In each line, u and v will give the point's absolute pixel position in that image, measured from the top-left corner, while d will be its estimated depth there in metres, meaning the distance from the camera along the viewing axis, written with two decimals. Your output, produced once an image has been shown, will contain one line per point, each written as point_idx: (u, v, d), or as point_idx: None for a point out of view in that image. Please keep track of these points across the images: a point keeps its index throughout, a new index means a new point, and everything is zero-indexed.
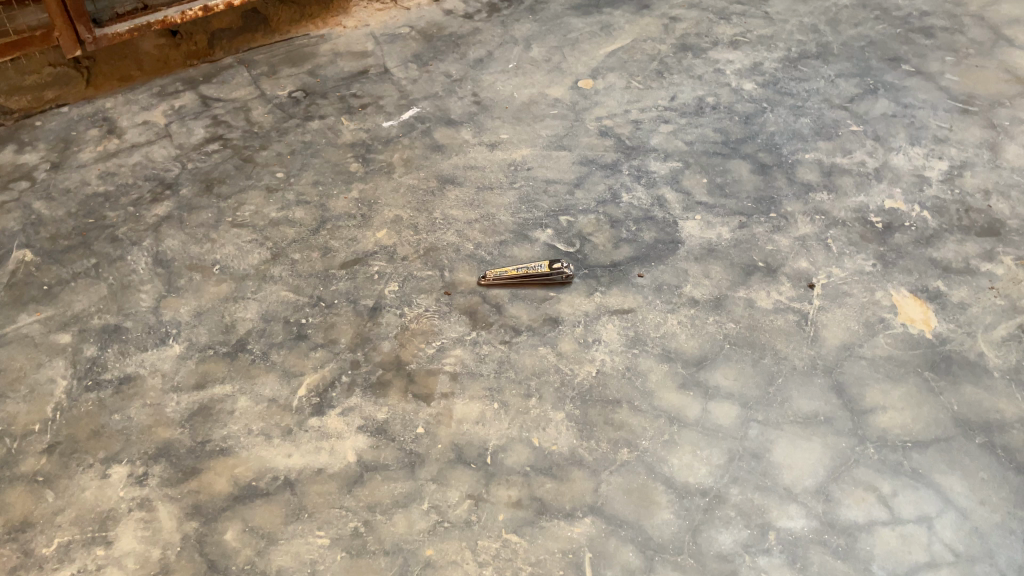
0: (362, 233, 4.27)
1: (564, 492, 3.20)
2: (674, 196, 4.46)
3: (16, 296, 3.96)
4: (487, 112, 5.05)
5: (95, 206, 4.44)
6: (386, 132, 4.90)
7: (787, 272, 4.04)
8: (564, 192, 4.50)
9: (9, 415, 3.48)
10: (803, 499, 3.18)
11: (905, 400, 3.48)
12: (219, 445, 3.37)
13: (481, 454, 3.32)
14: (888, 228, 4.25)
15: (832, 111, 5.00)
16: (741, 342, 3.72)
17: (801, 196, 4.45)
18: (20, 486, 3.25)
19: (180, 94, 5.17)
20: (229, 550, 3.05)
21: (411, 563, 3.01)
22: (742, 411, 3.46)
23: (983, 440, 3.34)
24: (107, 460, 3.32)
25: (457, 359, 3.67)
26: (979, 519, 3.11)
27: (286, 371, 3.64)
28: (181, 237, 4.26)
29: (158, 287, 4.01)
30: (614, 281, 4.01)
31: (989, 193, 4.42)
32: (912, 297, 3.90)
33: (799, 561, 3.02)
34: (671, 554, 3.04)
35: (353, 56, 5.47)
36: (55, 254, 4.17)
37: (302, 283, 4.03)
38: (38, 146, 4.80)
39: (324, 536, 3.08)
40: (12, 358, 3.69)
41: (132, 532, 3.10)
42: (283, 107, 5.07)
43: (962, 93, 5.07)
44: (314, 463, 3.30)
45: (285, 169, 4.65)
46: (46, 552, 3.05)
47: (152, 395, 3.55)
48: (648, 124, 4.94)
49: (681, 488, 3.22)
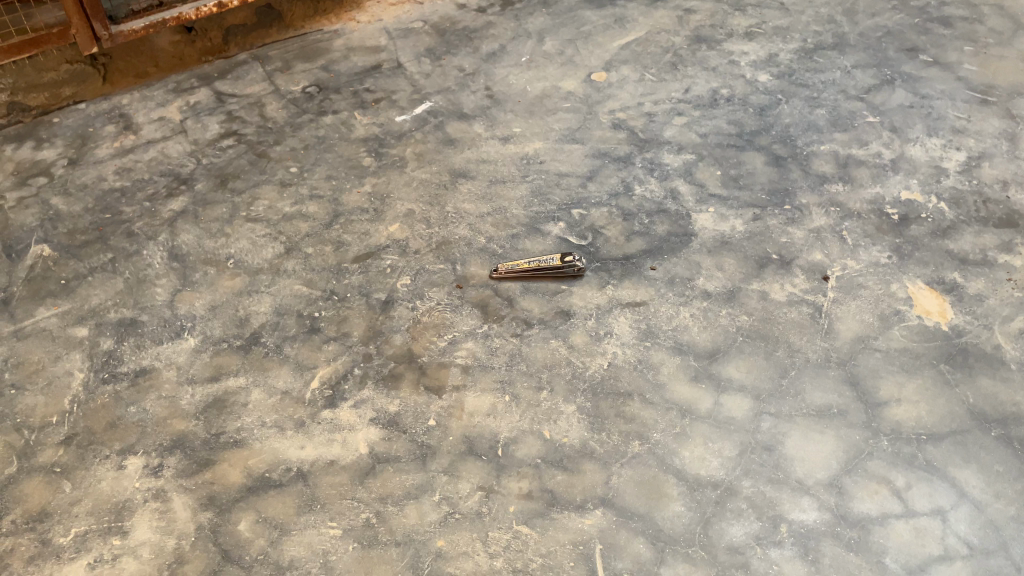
0: (375, 227, 4.28)
1: (575, 484, 3.21)
2: (687, 188, 4.45)
3: (34, 290, 4.02)
4: (500, 106, 5.05)
5: (112, 201, 4.49)
6: (399, 126, 4.91)
7: (801, 265, 4.01)
8: (576, 184, 4.49)
9: (27, 407, 3.53)
10: (815, 491, 3.16)
11: (920, 392, 3.45)
12: (232, 437, 3.40)
13: (493, 446, 3.33)
14: (905, 219, 4.21)
15: (848, 102, 4.96)
16: (754, 334, 3.70)
17: (815, 188, 4.41)
18: (38, 477, 3.29)
19: (196, 90, 5.21)
20: (242, 541, 3.08)
21: (421, 554, 3.02)
22: (754, 403, 3.45)
23: (999, 433, 3.31)
24: (122, 452, 3.36)
25: (468, 352, 3.68)
26: (993, 512, 3.08)
27: (299, 364, 3.66)
28: (196, 231, 4.29)
29: (173, 281, 4.05)
30: (626, 273, 4.00)
31: (1007, 184, 4.36)
32: (927, 289, 3.87)
33: (811, 553, 3.00)
34: (681, 546, 3.03)
35: (367, 51, 5.49)
36: (72, 249, 4.22)
37: (315, 277, 4.05)
38: (56, 142, 4.85)
39: (337, 527, 3.10)
40: (30, 352, 3.74)
41: (147, 522, 3.13)
42: (297, 102, 5.09)
43: (981, 83, 5.01)
44: (326, 455, 3.32)
45: (298, 163, 4.67)
46: (63, 541, 3.09)
47: (167, 388, 3.58)
48: (662, 117, 4.91)
49: (693, 480, 3.21)
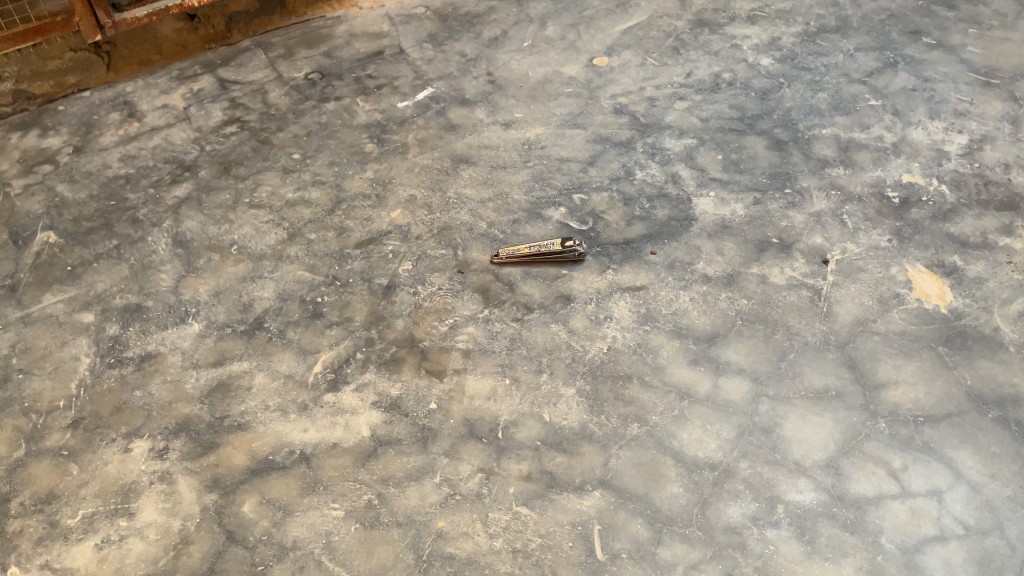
0: (377, 213, 4.31)
1: (574, 466, 3.24)
2: (688, 173, 4.46)
3: (41, 277, 4.06)
4: (501, 91, 5.06)
5: (117, 188, 4.53)
6: (401, 112, 4.93)
7: (801, 248, 4.02)
8: (577, 170, 4.51)
9: (34, 391, 3.58)
10: (812, 473, 3.19)
11: (918, 374, 3.48)
12: (236, 420, 3.45)
13: (493, 429, 3.37)
14: (906, 203, 4.21)
15: (850, 85, 4.95)
16: (753, 318, 3.73)
17: (816, 172, 4.41)
18: (46, 459, 3.35)
19: (199, 77, 5.24)
20: (247, 522, 3.13)
21: (423, 535, 3.06)
22: (753, 386, 3.47)
23: (996, 415, 3.33)
24: (129, 435, 3.41)
25: (469, 337, 3.71)
26: (990, 493, 3.10)
27: (302, 349, 3.70)
28: (201, 218, 4.33)
29: (177, 267, 4.09)
30: (626, 258, 4.02)
31: (1009, 167, 4.36)
32: (927, 272, 3.87)
33: (807, 533, 3.03)
34: (679, 526, 3.06)
35: (369, 38, 5.51)
36: (77, 235, 4.27)
37: (318, 262, 4.09)
38: (61, 130, 4.89)
39: (339, 508, 3.15)
40: (37, 337, 3.79)
41: (153, 504, 3.19)
42: (299, 89, 5.12)
43: (984, 66, 4.99)
44: (329, 438, 3.37)
45: (301, 150, 4.70)
46: (71, 523, 3.14)
47: (172, 371, 3.63)
48: (664, 101, 4.92)
49: (691, 462, 3.24)
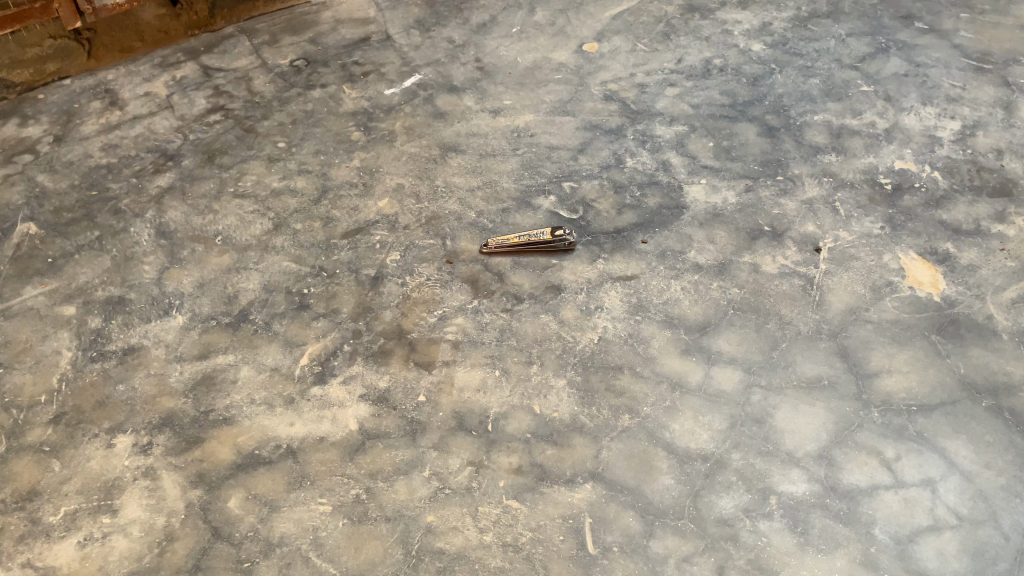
0: (363, 202, 4.25)
1: (565, 458, 3.20)
2: (679, 160, 4.41)
3: (21, 269, 3.98)
4: (490, 78, 4.99)
5: (98, 177, 4.44)
6: (388, 99, 4.85)
7: (794, 236, 3.98)
8: (567, 158, 4.45)
9: (15, 386, 3.51)
10: (805, 463, 3.16)
11: (911, 363, 3.45)
12: (222, 414, 3.39)
13: (482, 421, 3.33)
14: (898, 189, 4.17)
15: (842, 71, 4.90)
16: (745, 307, 3.69)
17: (808, 159, 4.37)
18: (27, 456, 3.28)
19: (181, 64, 5.15)
20: (232, 518, 3.08)
21: (411, 530, 3.02)
22: (745, 375, 3.44)
23: (989, 403, 3.30)
24: (111, 431, 3.35)
25: (458, 328, 3.66)
26: (983, 483, 3.08)
27: (288, 342, 3.64)
28: (184, 208, 4.26)
29: (160, 259, 4.02)
30: (617, 247, 3.97)
31: (1001, 153, 4.32)
32: (920, 260, 3.84)
33: (800, 525, 3.00)
34: (670, 519, 3.03)
35: (355, 24, 5.42)
36: (58, 226, 4.19)
37: (304, 253, 4.02)
38: (42, 119, 4.80)
39: (326, 503, 3.10)
40: (18, 331, 3.72)
41: (137, 500, 3.13)
42: (285, 76, 5.03)
43: (976, 51, 4.95)
44: (316, 432, 3.32)
45: (287, 138, 4.63)
46: (53, 520, 3.09)
47: (156, 365, 3.57)
48: (654, 87, 4.86)
49: (682, 453, 3.21)
